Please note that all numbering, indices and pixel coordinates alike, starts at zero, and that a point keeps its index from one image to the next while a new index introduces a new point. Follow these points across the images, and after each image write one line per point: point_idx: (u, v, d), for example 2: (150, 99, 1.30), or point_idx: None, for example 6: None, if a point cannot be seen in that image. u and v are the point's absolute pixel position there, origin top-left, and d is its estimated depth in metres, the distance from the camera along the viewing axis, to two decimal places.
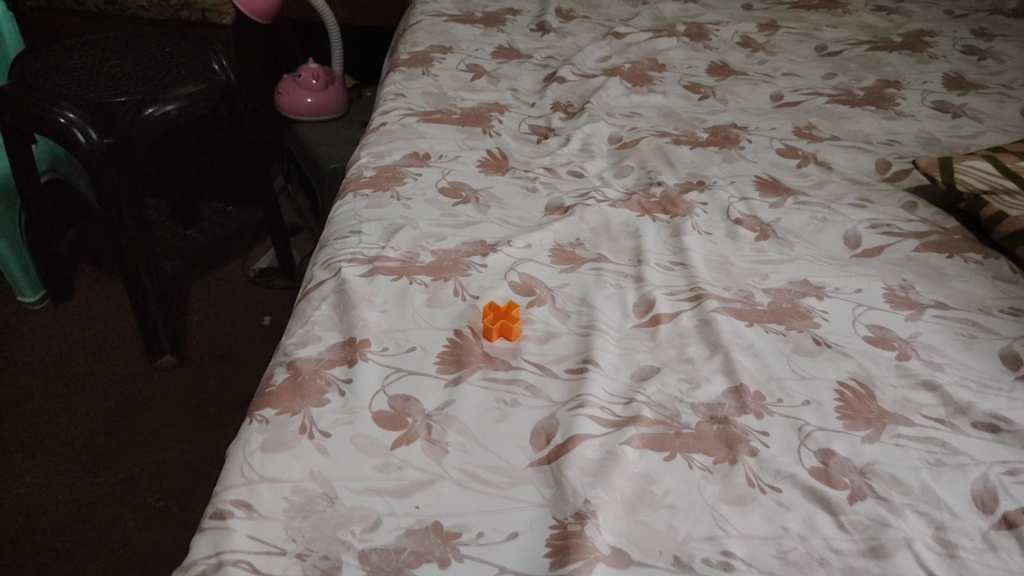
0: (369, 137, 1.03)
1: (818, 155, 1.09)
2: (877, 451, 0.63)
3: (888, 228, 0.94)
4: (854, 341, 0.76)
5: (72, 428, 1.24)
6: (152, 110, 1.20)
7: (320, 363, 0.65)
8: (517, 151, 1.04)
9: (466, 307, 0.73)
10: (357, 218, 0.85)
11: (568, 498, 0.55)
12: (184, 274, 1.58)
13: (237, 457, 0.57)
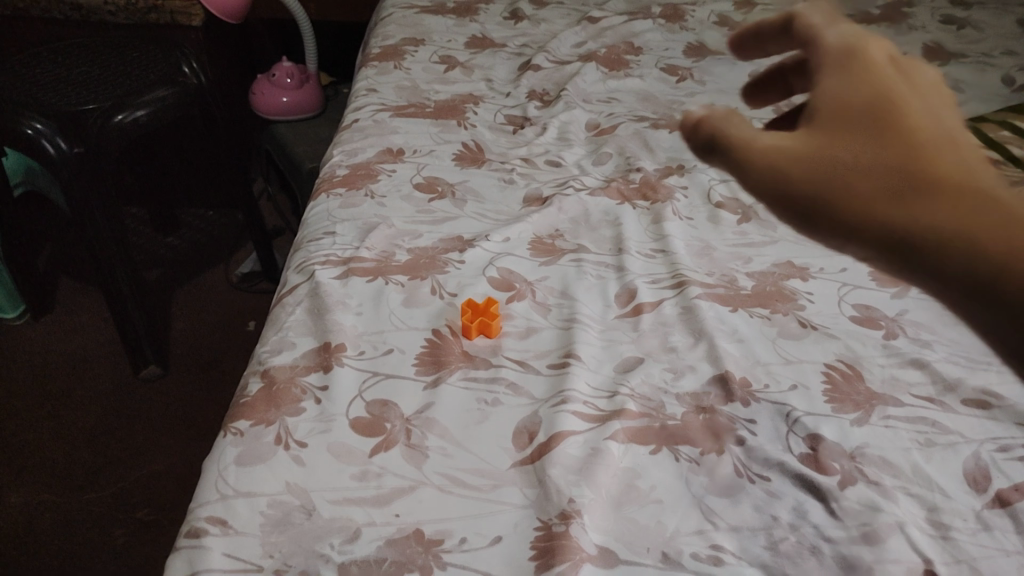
0: (342, 135, 1.01)
1: None
2: (866, 433, 0.62)
3: None
4: (841, 322, 0.75)
5: (57, 443, 1.22)
6: (121, 116, 1.19)
7: (295, 370, 0.63)
8: (493, 143, 1.03)
9: (444, 305, 0.72)
10: (330, 219, 0.84)
11: (553, 499, 0.54)
12: (167, 282, 1.56)
13: (211, 473, 0.55)
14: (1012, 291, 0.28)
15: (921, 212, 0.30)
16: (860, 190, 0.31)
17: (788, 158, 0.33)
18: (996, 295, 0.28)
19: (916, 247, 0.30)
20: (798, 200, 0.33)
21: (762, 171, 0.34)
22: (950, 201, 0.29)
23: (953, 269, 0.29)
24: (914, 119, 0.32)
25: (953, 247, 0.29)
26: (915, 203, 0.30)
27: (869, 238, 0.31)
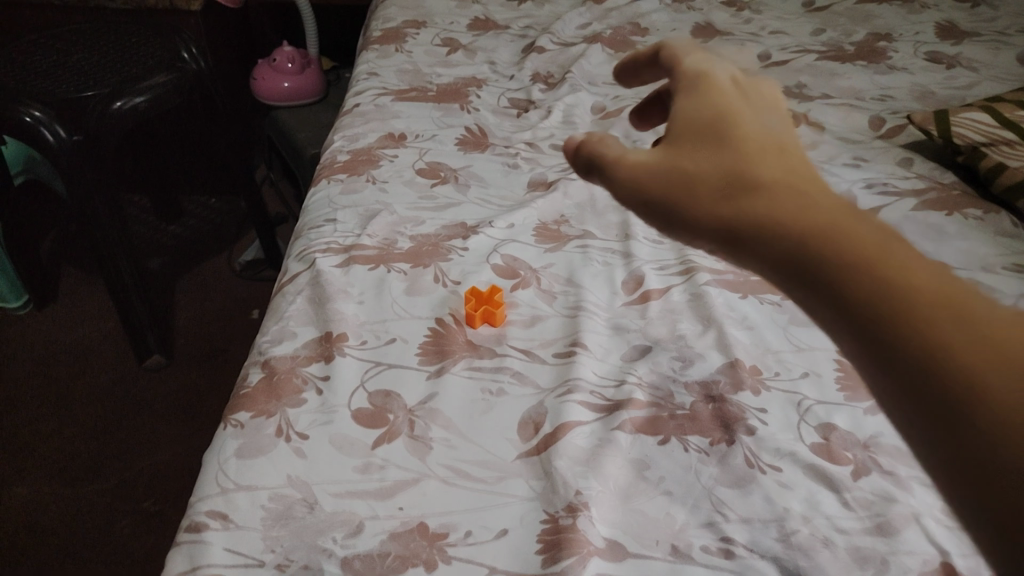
0: (343, 120, 0.99)
1: (809, 115, 1.05)
2: (880, 422, 0.61)
3: (884, 187, 0.91)
4: None
5: (63, 433, 1.22)
6: (120, 103, 1.17)
7: (296, 361, 0.62)
8: (496, 127, 1.01)
9: (447, 293, 0.70)
10: (331, 206, 0.82)
11: (559, 491, 0.53)
12: (170, 271, 1.55)
13: (211, 466, 0.54)
14: (821, 270, 0.31)
15: (743, 204, 0.34)
16: (697, 188, 0.36)
17: (643, 165, 0.39)
18: (805, 271, 0.31)
19: (737, 232, 0.34)
20: (645, 194, 0.38)
21: (622, 171, 0.40)
22: (769, 198, 0.34)
23: (768, 251, 0.33)
24: (756, 137, 0.37)
25: (769, 232, 0.33)
26: (739, 199, 0.35)
27: (701, 228, 0.36)
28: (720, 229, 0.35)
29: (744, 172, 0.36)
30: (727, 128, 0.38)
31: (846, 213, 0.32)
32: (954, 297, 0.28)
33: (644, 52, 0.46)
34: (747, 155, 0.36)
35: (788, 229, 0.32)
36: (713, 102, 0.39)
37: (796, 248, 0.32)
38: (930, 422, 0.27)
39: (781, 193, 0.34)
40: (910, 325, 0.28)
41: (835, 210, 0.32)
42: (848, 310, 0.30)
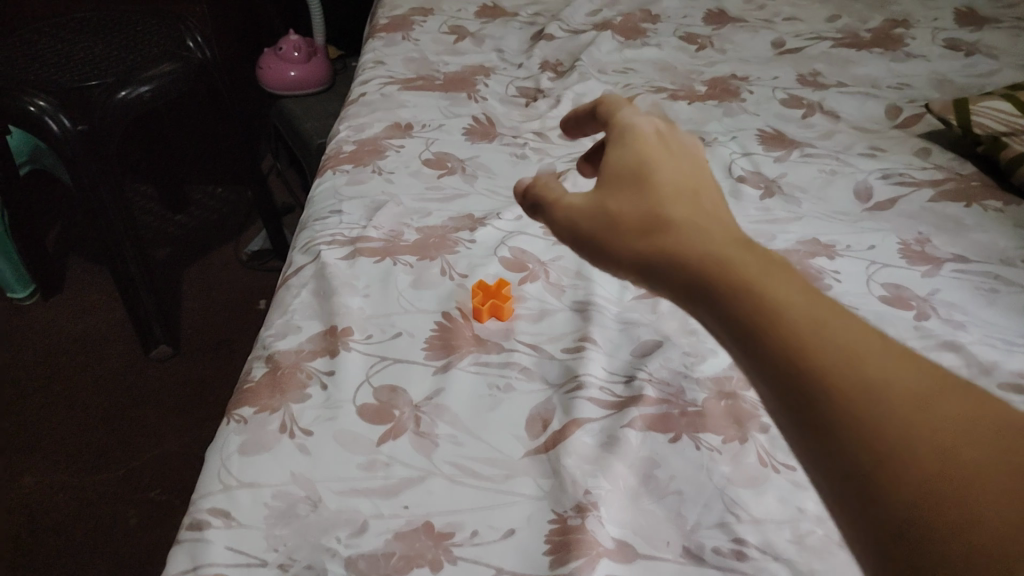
0: (348, 110, 0.98)
1: (823, 104, 1.03)
2: None
3: (900, 178, 0.89)
4: (869, 302, 0.71)
5: (70, 423, 1.22)
6: (125, 93, 1.16)
7: (300, 355, 0.61)
8: (504, 116, 0.99)
9: (454, 286, 0.69)
10: (337, 197, 0.81)
11: (568, 490, 0.52)
12: (177, 261, 1.54)
13: (214, 462, 0.53)
14: (715, 301, 0.34)
15: (656, 241, 0.37)
16: (619, 227, 0.40)
17: (578, 214, 0.43)
18: (704, 302, 0.34)
19: (651, 267, 0.37)
20: (581, 235, 0.42)
21: (562, 221, 0.44)
22: (674, 234, 0.37)
23: (675, 290, 0.36)
24: (671, 176, 0.41)
25: (676, 270, 0.36)
26: (653, 237, 0.38)
27: (623, 264, 0.39)
28: (638, 267, 0.38)
29: (659, 211, 0.39)
30: (649, 171, 0.41)
31: (744, 250, 0.34)
32: (833, 331, 0.30)
33: (585, 107, 0.51)
34: (663, 197, 0.39)
35: (690, 268, 0.35)
36: (640, 149, 0.43)
37: (696, 284, 0.35)
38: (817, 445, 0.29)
39: (688, 232, 0.37)
40: (789, 359, 0.30)
41: (733, 247, 0.35)
42: (737, 338, 0.32)
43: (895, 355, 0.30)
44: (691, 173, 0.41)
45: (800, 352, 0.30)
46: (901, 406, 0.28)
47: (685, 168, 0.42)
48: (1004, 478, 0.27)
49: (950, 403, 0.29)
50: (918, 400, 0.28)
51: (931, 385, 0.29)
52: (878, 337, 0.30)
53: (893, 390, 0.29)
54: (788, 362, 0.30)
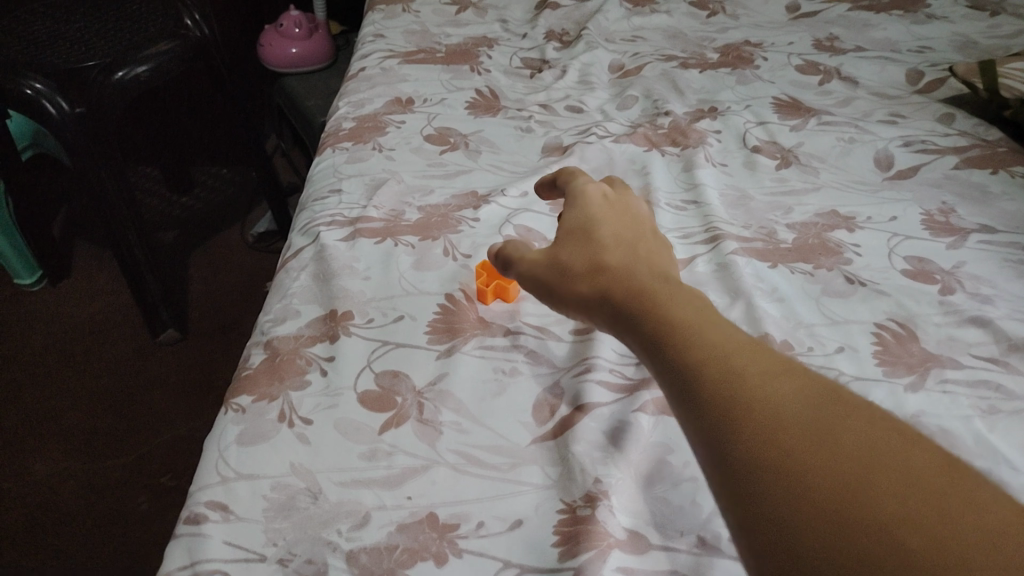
0: (348, 85, 0.95)
1: (841, 69, 0.99)
2: (922, 400, 0.56)
3: (923, 145, 0.85)
4: (891, 277, 0.68)
5: (80, 409, 1.22)
6: (122, 73, 1.13)
7: (300, 341, 0.59)
8: (509, 89, 0.96)
9: (457, 267, 0.67)
10: (336, 176, 0.78)
11: (577, 479, 0.50)
12: (182, 244, 1.53)
13: (211, 453, 0.51)
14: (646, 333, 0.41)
15: (599, 282, 0.45)
16: (568, 272, 0.47)
17: (535, 258, 0.50)
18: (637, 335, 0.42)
19: (598, 306, 0.45)
20: (537, 280, 0.49)
21: (521, 265, 0.51)
22: (615, 279, 0.45)
23: (615, 323, 0.44)
24: (614, 232, 0.49)
25: (618, 311, 0.43)
26: (597, 279, 0.46)
27: (575, 304, 0.46)
28: (585, 305, 0.46)
29: (601, 257, 0.47)
30: (595, 225, 0.50)
31: (666, 289, 0.43)
32: (728, 351, 0.38)
33: (548, 178, 0.61)
34: (605, 245, 0.48)
35: (623, 304, 0.43)
36: (587, 207, 0.52)
37: (629, 317, 0.43)
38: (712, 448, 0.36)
39: (626, 276, 0.45)
40: (692, 370, 0.38)
41: (658, 288, 0.43)
42: (660, 365, 0.40)
43: (774, 369, 0.38)
44: (631, 228, 0.50)
45: (703, 363, 0.38)
46: (772, 405, 0.36)
47: (627, 226, 0.50)
48: (845, 458, 0.33)
49: (811, 404, 0.36)
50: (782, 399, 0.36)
51: (805, 397, 0.36)
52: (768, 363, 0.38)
53: (766, 394, 0.36)
54: (689, 370, 0.38)
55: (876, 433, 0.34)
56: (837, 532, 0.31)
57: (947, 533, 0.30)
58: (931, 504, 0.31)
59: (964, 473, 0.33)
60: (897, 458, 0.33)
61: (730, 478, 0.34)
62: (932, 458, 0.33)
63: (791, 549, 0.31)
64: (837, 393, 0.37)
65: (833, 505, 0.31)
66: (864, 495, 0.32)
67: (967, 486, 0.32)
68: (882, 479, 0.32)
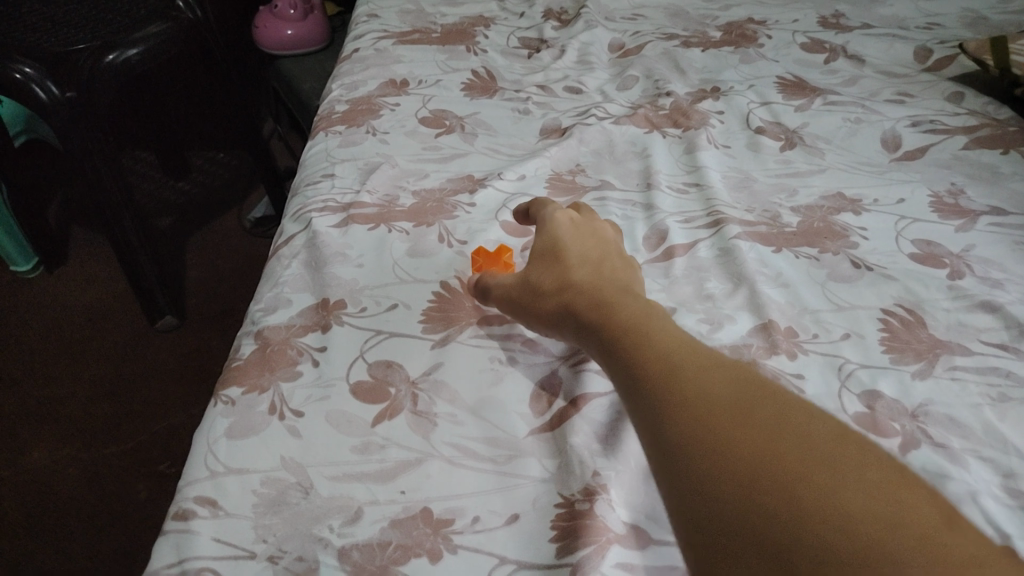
0: (341, 67, 0.93)
1: (847, 47, 0.96)
2: (930, 388, 0.55)
3: (931, 125, 0.83)
4: (898, 261, 0.67)
5: (77, 397, 1.21)
6: (112, 57, 1.10)
7: (291, 331, 0.58)
8: (506, 69, 0.93)
9: (453, 254, 0.65)
10: (328, 160, 0.77)
11: (576, 472, 0.48)
12: (179, 230, 1.51)
13: (200, 446, 0.50)
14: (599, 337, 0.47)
15: (563, 298, 0.50)
16: (538, 291, 0.53)
17: (512, 278, 0.56)
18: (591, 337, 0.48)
19: (563, 319, 0.50)
20: (514, 300, 0.55)
21: (501, 285, 0.56)
22: (575, 293, 0.50)
23: (579, 332, 0.49)
24: (578, 251, 0.53)
25: (577, 321, 0.49)
26: (561, 295, 0.51)
27: (546, 319, 0.52)
28: (554, 319, 0.51)
29: (566, 274, 0.51)
30: (560, 244, 0.54)
31: (621, 298, 0.48)
32: (666, 346, 0.43)
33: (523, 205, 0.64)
34: (571, 265, 0.52)
35: (583, 314, 0.48)
36: (554, 226, 0.56)
37: (586, 325, 0.48)
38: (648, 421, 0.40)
39: (586, 291, 0.50)
40: (633, 364, 0.43)
41: (614, 298, 0.48)
42: (610, 362, 0.45)
43: (707, 363, 0.42)
44: (596, 247, 0.54)
45: (643, 357, 0.43)
46: (702, 393, 0.39)
47: (591, 243, 0.55)
48: (757, 429, 0.37)
49: (736, 391, 0.40)
50: (710, 380, 0.40)
51: (732, 382, 0.40)
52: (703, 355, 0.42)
53: (697, 381, 0.40)
54: (631, 365, 0.43)
55: (791, 415, 0.38)
56: (751, 502, 0.34)
57: (843, 498, 0.33)
58: (831, 475, 0.35)
59: (864, 448, 0.37)
60: (804, 432, 0.37)
61: (666, 461, 0.38)
62: (835, 436, 0.37)
63: (715, 518, 0.35)
64: (760, 381, 0.41)
65: (750, 477, 0.35)
66: (776, 468, 0.35)
67: (863, 458, 0.36)
68: (791, 454, 0.36)
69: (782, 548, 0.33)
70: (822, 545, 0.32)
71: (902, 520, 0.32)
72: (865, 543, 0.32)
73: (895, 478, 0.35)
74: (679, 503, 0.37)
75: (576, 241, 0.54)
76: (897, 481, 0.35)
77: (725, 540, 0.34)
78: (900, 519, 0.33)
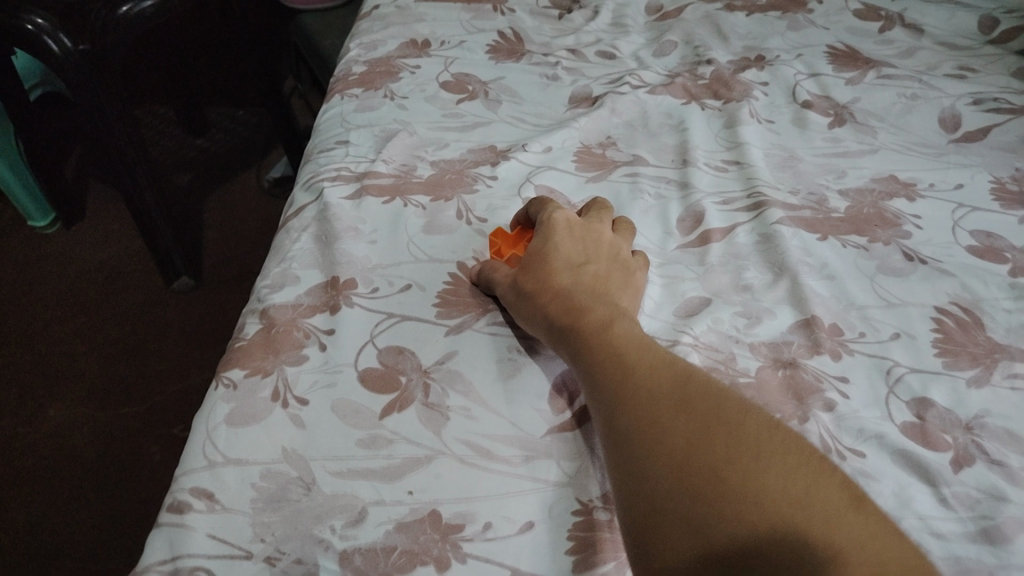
0: (361, 24, 0.87)
1: (905, 15, 0.89)
2: (987, 397, 0.50)
3: (996, 103, 0.76)
4: (954, 254, 0.61)
5: (92, 357, 1.19)
6: (127, 8, 1.00)
7: (298, 310, 0.54)
8: (535, 31, 0.88)
9: (472, 232, 0.61)
10: (344, 125, 0.72)
11: (595, 477, 0.45)
12: (196, 189, 1.48)
13: (199, 433, 0.47)
14: (569, 339, 0.45)
15: (540, 300, 0.48)
16: (518, 292, 0.50)
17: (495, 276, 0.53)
18: (559, 337, 0.46)
19: (537, 319, 0.48)
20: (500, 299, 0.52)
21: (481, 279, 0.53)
22: (552, 295, 0.48)
23: (553, 338, 0.47)
24: (563, 253, 0.50)
25: (550, 323, 0.47)
26: (539, 296, 0.48)
27: (522, 320, 0.49)
28: (531, 324, 0.49)
29: (551, 277, 0.49)
30: (553, 243, 0.51)
31: (596, 305, 0.46)
32: (627, 345, 0.43)
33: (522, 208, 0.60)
34: (557, 268, 0.49)
35: (556, 318, 0.46)
36: (550, 228, 0.52)
37: (558, 328, 0.46)
38: (602, 416, 0.41)
39: (564, 295, 0.47)
40: (594, 363, 0.43)
41: (591, 306, 0.46)
42: (577, 363, 0.45)
43: (659, 360, 0.42)
44: (584, 249, 0.52)
45: (603, 355, 0.43)
46: (653, 388, 0.40)
47: (579, 247, 0.52)
48: (698, 418, 0.38)
49: (679, 383, 0.40)
50: (658, 375, 0.41)
51: (678, 375, 0.41)
52: (657, 353, 0.43)
53: (649, 377, 0.41)
54: (595, 363, 0.43)
55: (726, 403, 0.39)
56: (684, 484, 0.36)
57: (765, 482, 0.35)
58: (760, 461, 0.36)
59: (787, 433, 0.39)
60: (740, 419, 0.38)
61: (617, 450, 0.39)
62: (764, 422, 0.39)
63: (651, 502, 0.36)
64: (704, 376, 0.41)
65: (686, 462, 0.36)
66: (709, 454, 0.37)
67: (790, 445, 0.38)
68: (724, 440, 0.37)
69: (710, 526, 0.34)
70: (743, 524, 0.34)
71: (814, 502, 0.35)
72: (779, 524, 0.34)
73: (811, 460, 0.37)
74: (624, 489, 0.38)
75: (562, 242, 0.51)
76: (811, 463, 0.37)
77: (659, 521, 0.36)
78: (811, 500, 0.35)
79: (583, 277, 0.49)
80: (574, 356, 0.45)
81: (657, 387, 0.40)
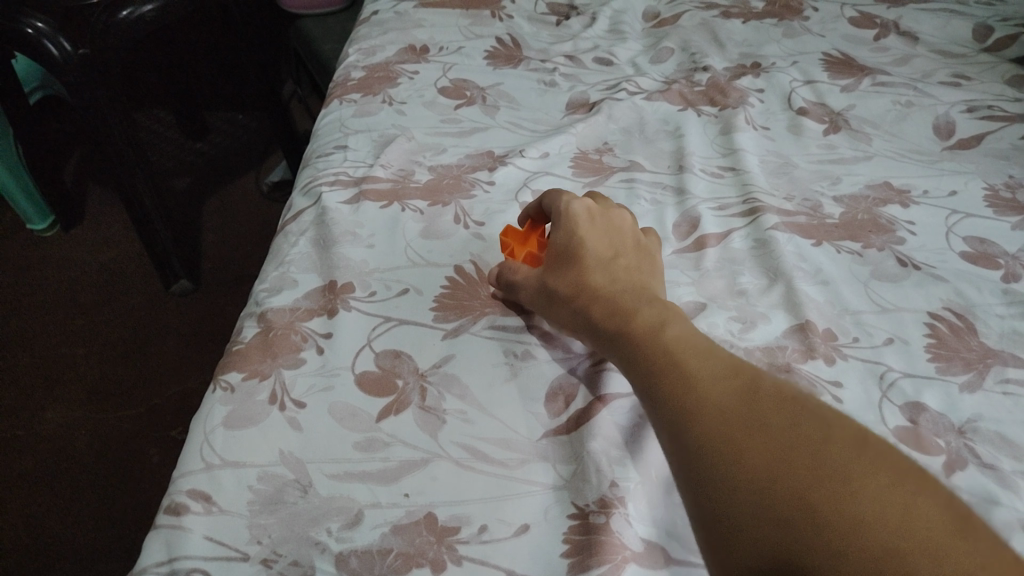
0: (360, 31, 0.88)
1: (900, 23, 0.89)
2: (980, 402, 0.50)
3: (989, 111, 0.76)
4: (948, 260, 0.62)
5: (90, 360, 1.19)
6: (126, 13, 0.99)
7: (296, 314, 0.55)
8: (532, 37, 0.88)
9: (470, 237, 0.61)
10: (342, 130, 0.73)
11: (592, 481, 0.45)
12: (195, 192, 1.49)
13: (197, 435, 0.47)
14: (619, 346, 0.45)
15: (585, 305, 0.48)
16: (557, 296, 0.50)
17: (528, 277, 0.53)
18: (609, 343, 0.46)
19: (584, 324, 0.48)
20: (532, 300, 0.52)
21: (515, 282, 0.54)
22: (596, 302, 0.48)
23: (597, 340, 0.48)
24: (596, 253, 0.50)
25: (598, 329, 0.47)
26: (582, 301, 0.48)
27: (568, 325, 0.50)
28: (575, 325, 0.49)
29: (585, 279, 0.49)
30: (580, 240, 0.51)
31: (641, 306, 0.46)
32: (682, 353, 0.42)
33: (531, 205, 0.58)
34: (591, 268, 0.49)
35: (600, 322, 0.47)
36: (572, 223, 0.52)
37: (606, 334, 0.46)
38: (668, 434, 0.39)
39: (607, 300, 0.47)
40: (650, 373, 0.42)
41: (633, 306, 0.46)
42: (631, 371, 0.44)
43: (720, 369, 0.41)
44: (610, 241, 0.52)
45: (657, 367, 0.42)
46: (720, 402, 0.38)
47: (606, 241, 0.52)
48: (774, 437, 0.36)
49: (748, 396, 0.39)
50: (723, 387, 0.39)
51: (745, 386, 0.39)
52: (717, 361, 0.41)
53: (712, 389, 0.39)
54: (652, 375, 0.42)
55: (804, 418, 0.37)
56: (769, 508, 0.34)
57: (858, 504, 0.33)
58: (850, 481, 0.34)
59: (880, 448, 0.36)
60: (822, 436, 0.36)
61: (688, 471, 0.37)
62: (850, 437, 0.36)
63: (734, 528, 0.34)
64: (774, 386, 0.39)
65: (768, 484, 0.34)
66: (790, 477, 0.34)
67: (883, 460, 0.35)
68: (808, 460, 0.35)
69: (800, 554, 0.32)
70: (836, 553, 0.31)
71: (920, 524, 0.32)
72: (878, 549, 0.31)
73: (911, 477, 0.34)
74: (703, 513, 0.36)
75: (591, 240, 0.51)
76: (910, 480, 0.34)
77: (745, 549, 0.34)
78: (914, 527, 0.31)
79: (621, 279, 0.49)
80: (627, 365, 0.44)
81: (723, 401, 0.38)
